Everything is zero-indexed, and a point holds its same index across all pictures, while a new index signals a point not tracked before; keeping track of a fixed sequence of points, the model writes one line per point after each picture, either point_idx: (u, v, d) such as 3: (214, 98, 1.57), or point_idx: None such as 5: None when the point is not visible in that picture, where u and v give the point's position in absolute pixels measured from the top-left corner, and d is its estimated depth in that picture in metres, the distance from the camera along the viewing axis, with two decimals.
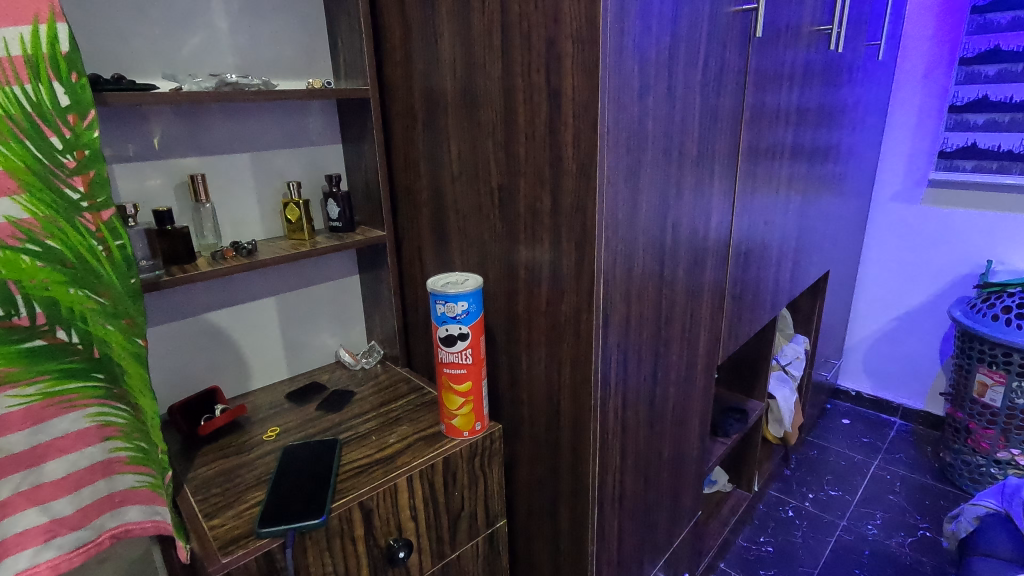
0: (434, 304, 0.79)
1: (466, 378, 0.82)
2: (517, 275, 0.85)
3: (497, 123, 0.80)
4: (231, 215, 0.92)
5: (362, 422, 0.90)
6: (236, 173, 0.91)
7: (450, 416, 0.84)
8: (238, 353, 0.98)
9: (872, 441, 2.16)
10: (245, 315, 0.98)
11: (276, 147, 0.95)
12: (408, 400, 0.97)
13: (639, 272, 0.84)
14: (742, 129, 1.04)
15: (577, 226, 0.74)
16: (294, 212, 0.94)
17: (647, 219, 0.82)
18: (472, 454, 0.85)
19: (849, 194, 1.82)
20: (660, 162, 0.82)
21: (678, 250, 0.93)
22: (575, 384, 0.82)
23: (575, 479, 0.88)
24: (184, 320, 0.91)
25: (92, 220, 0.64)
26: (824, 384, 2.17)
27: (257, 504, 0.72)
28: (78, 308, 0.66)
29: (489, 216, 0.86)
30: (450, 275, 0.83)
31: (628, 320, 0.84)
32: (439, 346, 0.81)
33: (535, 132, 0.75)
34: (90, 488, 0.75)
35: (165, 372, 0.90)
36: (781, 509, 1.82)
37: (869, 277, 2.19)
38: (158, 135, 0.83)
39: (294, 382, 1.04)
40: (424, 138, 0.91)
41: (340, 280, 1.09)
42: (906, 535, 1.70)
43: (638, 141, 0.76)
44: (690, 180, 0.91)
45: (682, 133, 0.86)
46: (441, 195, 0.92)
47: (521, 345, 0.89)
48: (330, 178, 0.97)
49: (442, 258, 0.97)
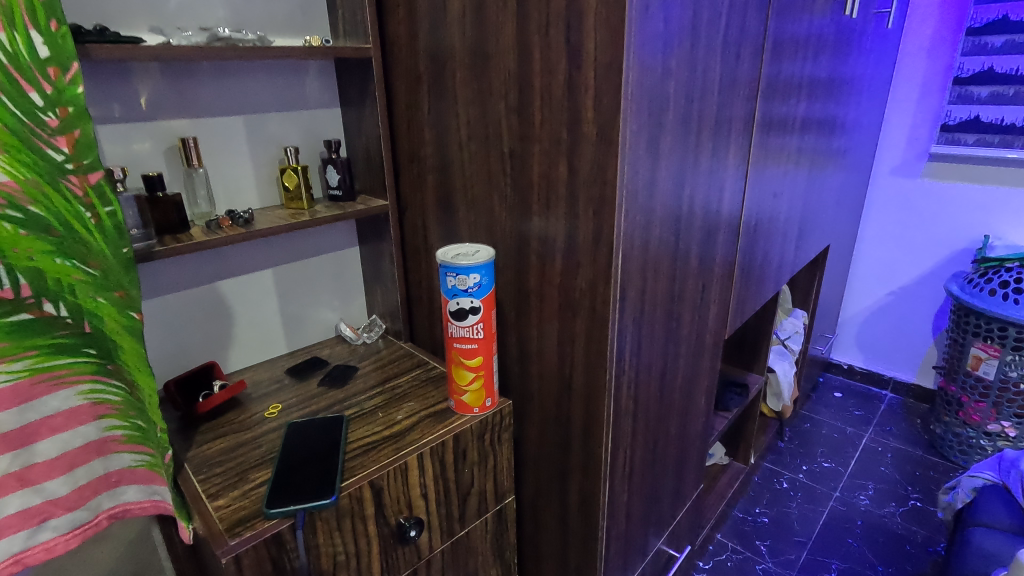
0: (444, 276, 0.76)
1: (478, 353, 0.79)
2: (529, 246, 0.81)
3: (510, 84, 0.75)
4: (225, 182, 0.87)
5: (367, 399, 0.87)
6: (231, 137, 0.86)
7: (460, 392, 0.81)
8: (236, 328, 0.95)
9: (864, 415, 2.19)
10: (243, 288, 0.94)
11: (272, 110, 0.90)
12: (414, 375, 0.94)
13: (655, 244, 0.81)
14: (758, 98, 1.00)
15: (597, 194, 0.70)
16: (293, 179, 0.89)
17: (665, 189, 0.79)
18: (482, 430, 0.83)
19: (852, 166, 1.80)
20: (680, 130, 0.79)
21: (693, 223, 0.90)
22: (590, 359, 0.80)
23: (586, 455, 0.86)
24: (181, 292, 0.87)
25: (78, 185, 0.60)
26: (817, 358, 2.18)
27: (263, 483, 0.69)
28: (66, 279, 0.62)
29: (500, 185, 0.82)
30: (460, 245, 0.80)
31: (644, 294, 0.82)
32: (449, 320, 0.78)
33: (552, 93, 0.71)
34: (85, 468, 0.72)
35: (160, 347, 0.86)
36: (775, 480, 1.85)
37: (866, 252, 2.19)
38: (146, 94, 0.77)
39: (294, 357, 1.01)
40: (430, 101, 0.87)
41: (339, 252, 1.05)
42: (898, 505, 1.73)
43: (659, 106, 0.72)
44: (707, 151, 0.88)
45: (702, 99, 0.82)
46: (447, 162, 0.88)
47: (532, 319, 0.86)
48: (330, 144, 0.92)
49: (448, 229, 0.93)
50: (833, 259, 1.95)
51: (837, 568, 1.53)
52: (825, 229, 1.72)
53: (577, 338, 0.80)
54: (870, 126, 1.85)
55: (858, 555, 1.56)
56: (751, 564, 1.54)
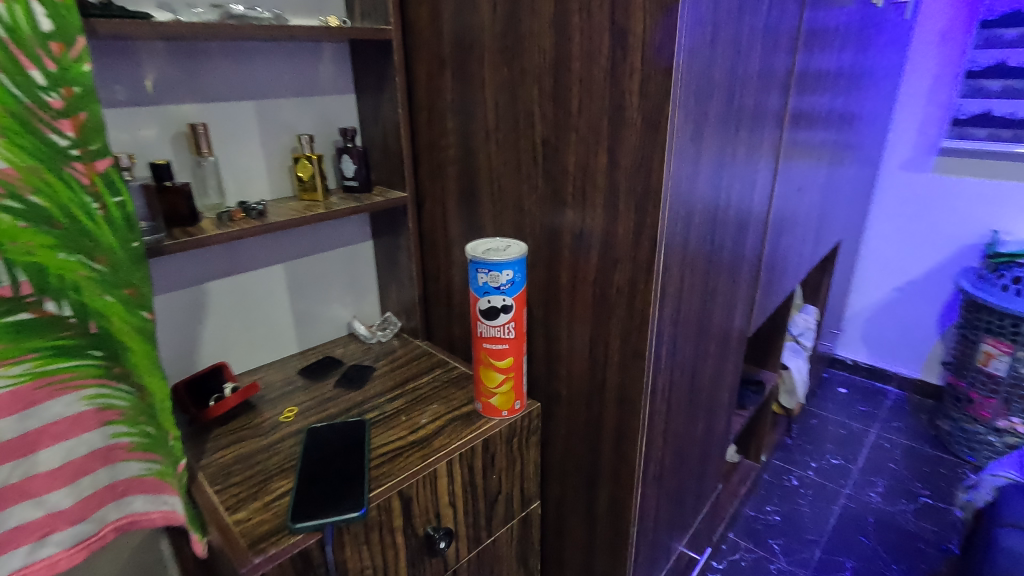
0: (474, 273, 0.71)
1: (508, 354, 0.75)
2: (561, 241, 0.77)
3: (544, 68, 0.71)
4: (235, 172, 0.82)
5: (387, 401, 0.83)
6: (242, 124, 0.81)
7: (488, 394, 0.77)
8: (246, 326, 0.90)
9: (869, 410, 2.18)
10: (253, 285, 0.89)
11: (284, 95, 0.84)
12: (434, 376, 0.90)
13: (694, 239, 0.77)
14: (790, 88, 0.96)
15: (640, 186, 0.66)
16: (307, 169, 0.84)
17: (705, 182, 0.75)
18: (510, 434, 0.79)
19: (864, 160, 1.78)
20: (721, 121, 0.75)
21: (727, 219, 0.86)
22: (626, 360, 0.76)
23: (618, 459, 0.83)
24: (189, 289, 0.81)
25: (84, 173, 0.55)
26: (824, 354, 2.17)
27: (284, 494, 0.65)
28: (70, 276, 0.56)
29: (530, 176, 0.78)
30: (490, 239, 0.75)
31: (681, 292, 0.78)
32: (479, 319, 0.74)
33: (593, 77, 0.66)
34: (91, 478, 0.67)
35: (168, 348, 0.81)
36: (785, 477, 1.83)
37: (873, 248, 2.17)
38: (152, 76, 0.72)
39: (306, 357, 0.96)
40: (454, 87, 0.82)
41: (353, 246, 1.00)
42: (908, 503, 1.72)
43: (704, 94, 0.68)
44: (743, 143, 0.84)
45: (742, 88, 0.78)
46: (472, 152, 0.83)
47: (562, 317, 0.82)
48: (345, 131, 0.87)
49: (471, 222, 0.88)
50: (842, 255, 1.93)
51: (851, 567, 1.51)
52: (838, 225, 1.69)
53: (612, 338, 0.76)
54: (881, 119, 1.83)
55: (872, 553, 1.55)
56: (765, 564, 1.52)
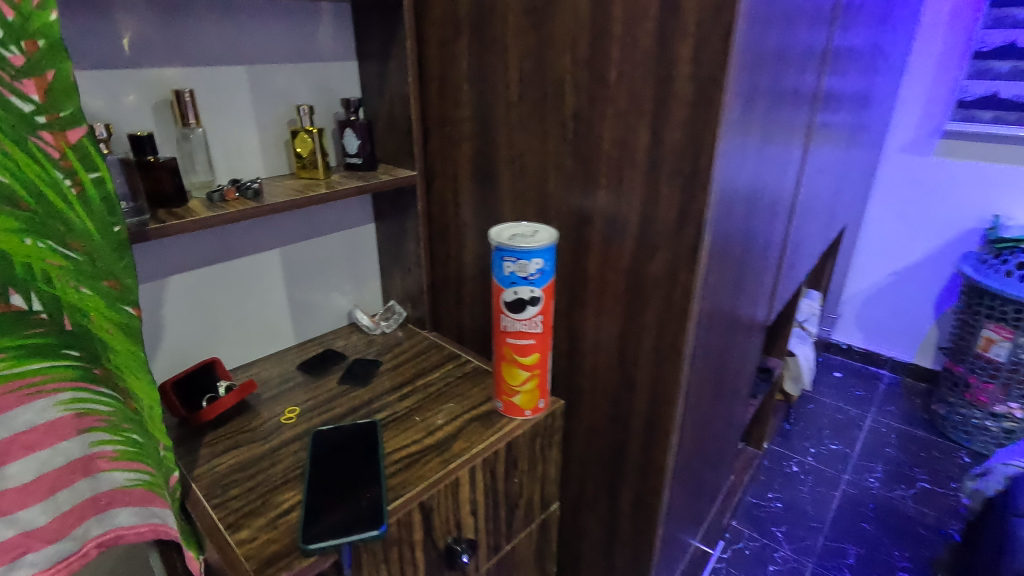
0: (499, 261, 0.65)
1: (534, 350, 0.68)
2: (591, 226, 0.71)
3: (579, 32, 0.63)
4: (225, 146, 0.73)
5: (397, 400, 0.76)
6: (232, 93, 0.72)
7: (511, 393, 0.71)
8: (237, 318, 0.82)
9: (864, 395, 2.17)
10: (245, 273, 0.81)
11: (279, 60, 0.75)
12: (446, 371, 0.83)
13: (733, 225, 0.71)
14: (825, 64, 0.89)
15: (687, 166, 0.59)
16: (306, 144, 0.76)
17: (748, 162, 0.69)
18: (533, 435, 0.73)
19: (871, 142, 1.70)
20: (766, 98, 0.68)
21: (763, 203, 0.80)
22: (660, 356, 0.70)
23: (645, 460, 0.77)
24: (174, 278, 0.73)
25: (54, 145, 0.47)
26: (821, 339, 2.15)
27: (292, 508, 0.58)
28: (39, 265, 0.49)
29: (558, 154, 0.71)
30: (515, 224, 0.68)
31: (717, 282, 0.72)
32: (503, 312, 0.67)
33: (637, 42, 0.59)
34: (69, 491, 0.58)
35: (154, 342, 0.73)
36: (784, 463, 1.81)
37: (871, 233, 2.11)
38: (129, 34, 0.62)
39: (304, 350, 0.88)
40: (470, 54, 0.74)
41: (353, 229, 0.92)
42: (907, 488, 1.72)
43: (756, 64, 0.61)
44: (783, 123, 0.77)
45: (787, 62, 0.71)
46: (490, 127, 0.76)
47: (588, 308, 0.75)
48: (348, 102, 0.78)
49: (487, 204, 0.81)
50: (843, 241, 1.87)
51: (854, 554, 1.50)
52: (845, 211, 1.64)
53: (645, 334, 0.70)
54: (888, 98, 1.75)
55: (873, 539, 1.55)
56: (769, 552, 1.51)
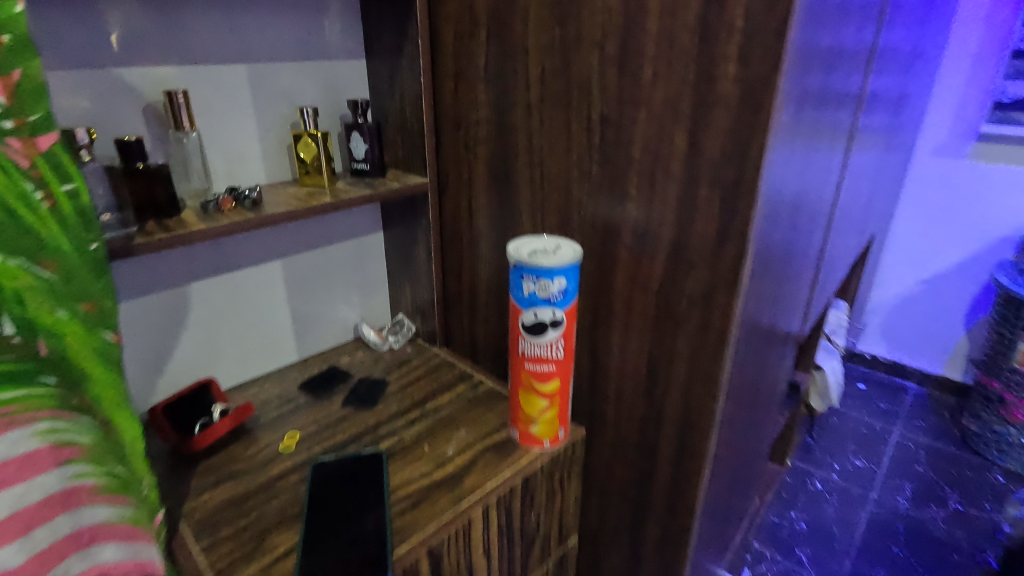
0: (518, 280, 0.59)
1: (554, 377, 0.62)
2: (618, 241, 0.65)
3: (609, 26, 0.57)
4: (222, 151, 0.67)
5: (405, 426, 0.71)
6: (229, 93, 0.66)
7: (528, 422, 0.65)
8: (230, 337, 0.76)
9: (889, 408, 2.06)
10: (238, 288, 0.75)
11: (282, 59, 0.70)
12: (458, 393, 0.77)
13: (775, 241, 0.65)
14: (871, 63, 0.82)
15: (730, 176, 0.53)
16: (309, 149, 0.70)
17: (794, 172, 0.62)
18: (551, 468, 0.67)
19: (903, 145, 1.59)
20: (815, 100, 0.61)
21: (805, 216, 0.73)
22: (693, 385, 0.64)
23: (673, 495, 0.71)
24: (160, 294, 0.68)
25: (24, 153, 0.42)
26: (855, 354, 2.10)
27: (287, 553, 0.53)
28: (9, 285, 0.42)
29: (583, 161, 0.64)
30: (535, 238, 0.62)
31: (756, 303, 0.66)
32: (521, 335, 0.61)
33: (676, 37, 0.53)
34: (47, 530, 0.40)
35: (143, 365, 0.68)
36: (807, 480, 1.73)
37: (897, 241, 1.99)
38: (118, 30, 0.57)
39: (307, 368, 0.83)
40: (488, 52, 0.68)
41: (360, 239, 0.86)
42: (938, 509, 1.64)
43: (808, 64, 0.55)
44: (828, 128, 0.70)
45: (837, 60, 0.64)
46: (508, 132, 0.70)
47: (613, 329, 0.69)
48: (356, 104, 0.73)
49: (504, 215, 0.75)
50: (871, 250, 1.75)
51: None
52: (875, 218, 1.54)
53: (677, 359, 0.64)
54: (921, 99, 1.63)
55: (904, 564, 1.47)
56: None
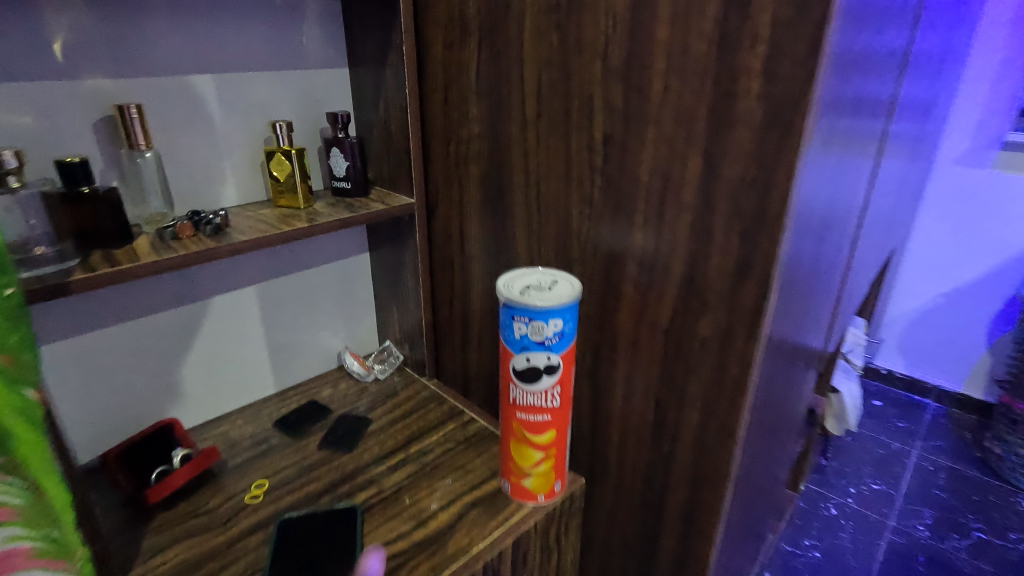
0: (508, 321, 0.52)
1: (549, 428, 0.56)
2: (623, 274, 0.58)
3: (614, 34, 0.50)
4: (183, 171, 0.61)
5: (385, 474, 0.64)
6: (191, 106, 0.60)
7: (521, 475, 0.58)
8: (184, 375, 0.69)
9: (907, 426, 1.87)
10: (191, 324, 0.68)
11: (254, 68, 0.63)
12: (446, 434, 0.71)
13: (801, 275, 0.57)
14: (903, 70, 0.74)
15: (751, 207, 0.46)
16: (283, 168, 0.64)
17: (823, 198, 0.55)
18: (547, 524, 0.61)
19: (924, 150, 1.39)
20: (847, 115, 0.54)
21: (833, 242, 0.65)
22: (706, 437, 0.57)
23: (682, 554, 0.64)
24: (96, 334, 0.61)
25: None
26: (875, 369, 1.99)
27: None
28: None
29: (584, 183, 0.57)
30: (529, 272, 0.56)
31: (780, 342, 0.58)
32: (512, 382, 0.54)
33: (691, 47, 0.46)
34: None
35: (86, 406, 0.62)
36: (822, 506, 1.58)
37: (915, 250, 1.80)
38: (62, 38, 0.51)
39: (285, 401, 0.77)
40: (479, 61, 0.61)
41: (344, 261, 0.80)
42: (960, 538, 1.48)
43: (842, 77, 0.47)
44: (859, 144, 0.62)
45: (871, 70, 0.57)
46: (502, 150, 0.63)
47: (616, 370, 0.62)
48: (335, 117, 0.66)
49: (498, 240, 0.68)
50: (886, 268, 1.58)
51: None
52: (892, 235, 1.38)
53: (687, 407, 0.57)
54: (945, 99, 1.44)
55: None
56: None
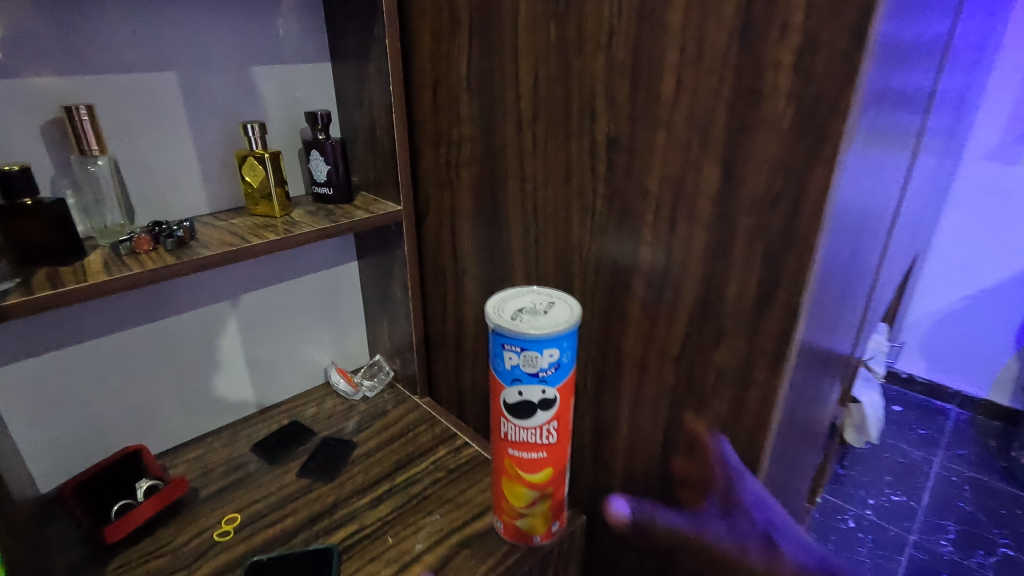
0: (498, 349, 0.46)
1: (545, 465, 0.50)
2: (628, 293, 0.52)
3: (620, 23, 0.44)
4: (144, 177, 0.55)
5: (368, 508, 0.59)
6: (152, 106, 0.54)
7: (514, 515, 0.53)
8: (156, 398, 0.64)
9: (930, 434, 1.67)
10: (148, 343, 0.62)
11: (224, 64, 0.57)
12: (436, 461, 0.66)
13: (832, 296, 0.50)
14: (945, 59, 0.66)
15: (777, 224, 0.40)
16: (256, 174, 0.58)
17: (859, 209, 0.48)
18: (543, 565, 0.55)
19: (954, 140, 1.23)
20: (888, 114, 0.47)
21: (866, 255, 0.58)
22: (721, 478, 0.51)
23: None
24: (37, 358, 0.56)
25: None
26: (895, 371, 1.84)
27: None
28: None
29: (585, 192, 0.51)
30: (523, 292, 0.50)
31: (807, 370, 0.51)
32: (503, 415, 0.49)
33: (708, 38, 0.39)
34: None
35: (44, 434, 0.58)
36: (838, 518, 1.38)
37: (941, 248, 1.63)
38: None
39: (266, 421, 0.72)
40: (469, 55, 0.55)
41: (330, 271, 0.75)
42: (985, 555, 1.29)
43: (886, 72, 0.41)
44: (897, 144, 0.55)
45: (914, 62, 0.50)
46: (495, 153, 0.57)
47: (621, 398, 0.56)
48: (314, 117, 0.60)
49: (492, 250, 0.62)
50: (907, 274, 1.44)
51: None
52: (915, 239, 1.25)
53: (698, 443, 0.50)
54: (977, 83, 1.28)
55: None
56: None
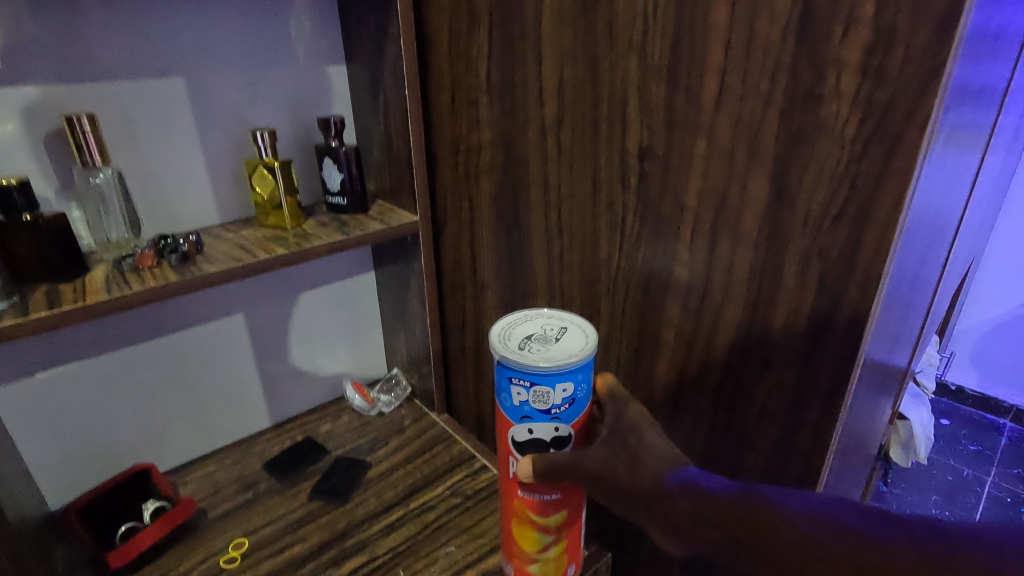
0: (505, 384, 0.42)
1: (561, 507, 0.46)
2: (661, 315, 0.47)
3: (655, 19, 0.39)
4: (152, 188, 0.53)
5: (378, 536, 0.56)
6: (157, 114, 0.52)
7: (525, 561, 0.49)
8: (167, 414, 0.62)
9: (981, 450, 1.53)
10: (154, 358, 0.60)
11: (234, 68, 0.55)
12: (453, 485, 0.62)
13: (893, 320, 0.45)
14: None
15: (836, 246, 0.35)
16: (266, 184, 0.56)
17: (928, 224, 0.42)
18: None
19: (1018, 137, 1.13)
20: (964, 117, 0.41)
21: (930, 271, 0.52)
22: None
23: None
24: (39, 377, 0.54)
25: None
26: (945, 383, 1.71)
27: None
28: None
29: (614, 207, 0.47)
30: (531, 316, 0.46)
31: (862, 401, 0.46)
32: (511, 454, 0.45)
33: (757, 36, 0.34)
34: None
35: (52, 453, 0.56)
36: None
37: (997, 253, 1.51)
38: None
39: (281, 437, 0.69)
40: (490, 55, 0.51)
41: (346, 283, 0.72)
42: None
43: (969, 70, 0.35)
44: (971, 150, 0.48)
45: (995, 57, 0.43)
46: (517, 161, 0.53)
47: None
48: (326, 123, 0.57)
49: (513, 263, 0.58)
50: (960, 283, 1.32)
51: None
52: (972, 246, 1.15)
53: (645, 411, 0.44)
54: None
55: None
56: None
